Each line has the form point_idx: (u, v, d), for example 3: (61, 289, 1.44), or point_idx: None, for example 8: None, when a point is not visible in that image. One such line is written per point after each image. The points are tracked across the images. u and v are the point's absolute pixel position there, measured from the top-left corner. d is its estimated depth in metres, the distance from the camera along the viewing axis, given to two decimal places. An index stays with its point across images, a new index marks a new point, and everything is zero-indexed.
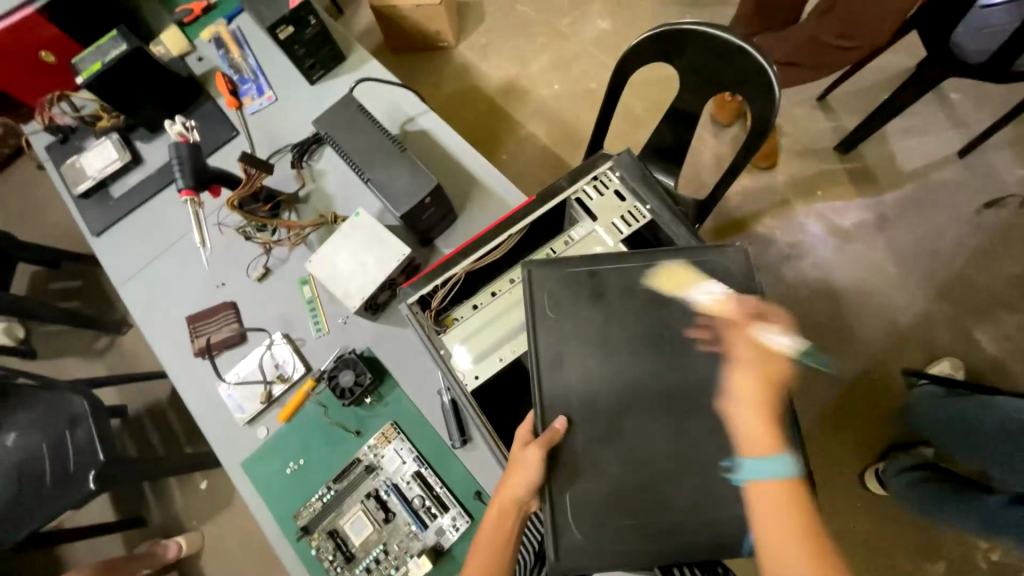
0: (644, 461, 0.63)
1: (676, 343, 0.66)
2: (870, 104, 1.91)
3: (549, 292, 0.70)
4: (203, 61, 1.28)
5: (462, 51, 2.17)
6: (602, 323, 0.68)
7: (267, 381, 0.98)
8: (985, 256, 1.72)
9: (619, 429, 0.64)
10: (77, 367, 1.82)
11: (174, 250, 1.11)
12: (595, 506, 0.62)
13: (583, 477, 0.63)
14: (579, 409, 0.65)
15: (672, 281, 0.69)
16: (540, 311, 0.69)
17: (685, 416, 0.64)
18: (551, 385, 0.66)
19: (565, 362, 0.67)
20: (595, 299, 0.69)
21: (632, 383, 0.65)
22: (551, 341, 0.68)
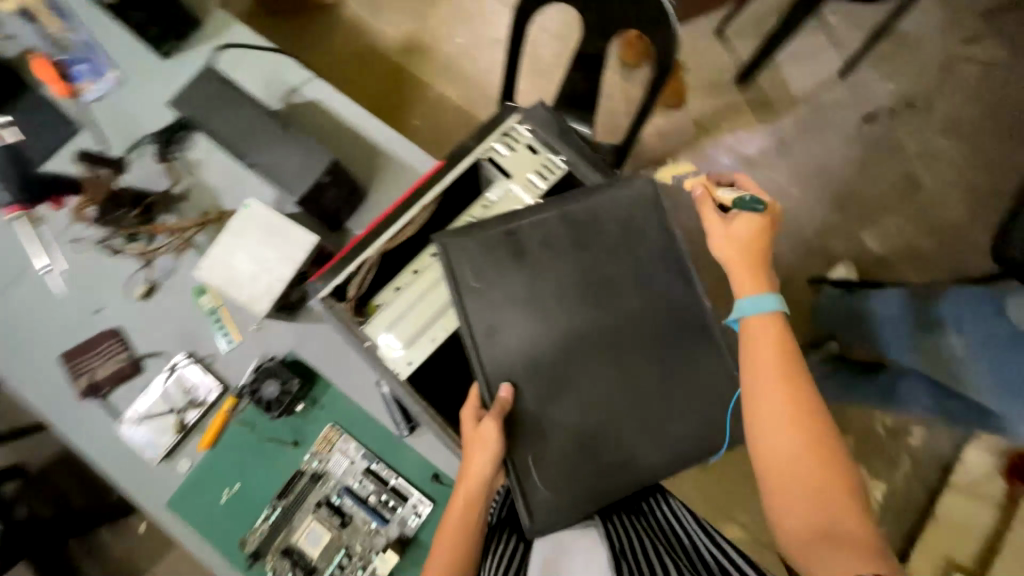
0: (595, 410, 0.64)
1: (604, 287, 0.65)
2: (762, 33, 1.98)
3: (468, 262, 0.66)
4: (12, 41, 1.03)
5: (349, 7, 1.95)
6: (528, 283, 0.65)
7: (178, 409, 0.87)
8: (867, 167, 1.90)
9: (563, 386, 0.64)
10: None
11: (24, 280, 0.92)
12: (554, 465, 0.63)
13: (541, 436, 0.63)
14: (523, 374, 0.64)
15: (589, 224, 0.67)
16: (460, 285, 0.65)
17: (624, 361, 0.65)
18: (491, 356, 0.64)
19: (498, 331, 0.64)
20: (514, 258, 0.66)
21: (569, 337, 0.64)
22: (479, 313, 0.65)
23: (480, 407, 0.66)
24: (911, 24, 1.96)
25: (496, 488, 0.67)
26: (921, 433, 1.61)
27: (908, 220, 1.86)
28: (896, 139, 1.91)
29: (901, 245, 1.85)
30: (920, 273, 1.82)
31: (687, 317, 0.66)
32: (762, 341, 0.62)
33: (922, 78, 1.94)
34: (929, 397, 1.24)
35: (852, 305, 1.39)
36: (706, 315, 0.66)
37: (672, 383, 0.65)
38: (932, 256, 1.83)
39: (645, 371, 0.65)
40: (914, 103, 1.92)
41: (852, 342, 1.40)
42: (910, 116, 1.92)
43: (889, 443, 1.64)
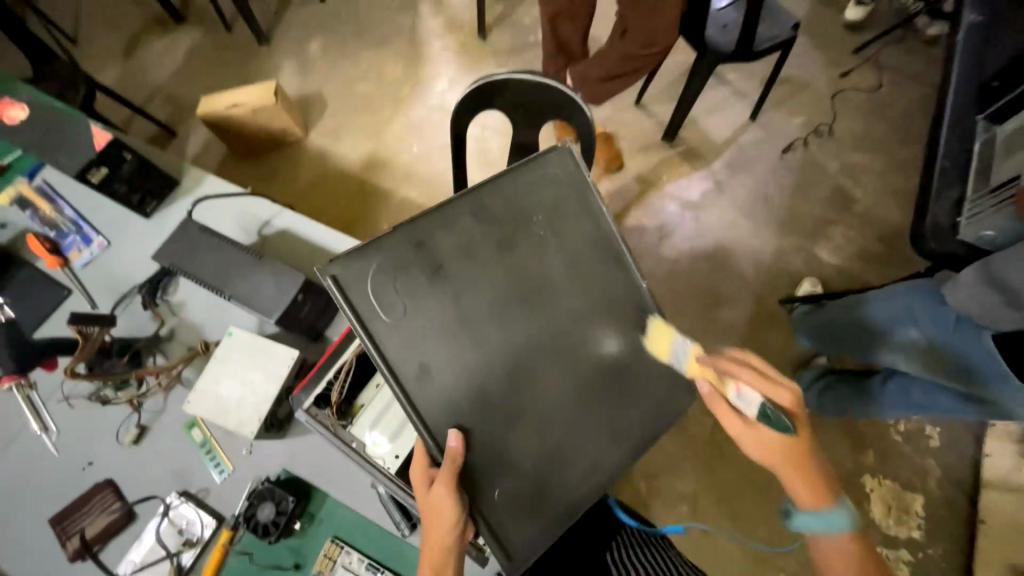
0: (544, 411, 0.72)
1: (538, 290, 0.74)
2: (675, 97, 2.27)
3: (374, 292, 0.67)
4: (8, 227, 1.14)
5: (313, 140, 2.19)
6: (450, 303, 0.70)
7: (173, 554, 0.85)
8: (799, 190, 2.09)
9: (505, 403, 0.71)
10: None
11: (15, 447, 0.93)
12: (516, 497, 0.71)
13: (500, 475, 0.70)
14: (466, 400, 0.69)
15: (498, 225, 0.74)
16: (373, 322, 0.67)
17: (559, 356, 0.74)
18: (428, 397, 0.68)
19: (428, 364, 0.68)
20: (432, 279, 0.70)
21: (500, 350, 0.71)
22: (402, 347, 0.68)
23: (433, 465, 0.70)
24: (797, 69, 2.29)
25: (468, 541, 0.71)
26: (935, 432, 1.60)
27: (850, 229, 2.01)
28: (815, 161, 2.13)
29: (852, 251, 1.98)
30: (877, 273, 1.94)
31: (618, 299, 0.78)
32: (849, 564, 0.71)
33: (820, 108, 2.21)
34: (913, 392, 1.29)
35: (836, 311, 1.41)
36: (643, 295, 0.79)
37: (613, 367, 0.76)
38: (883, 256, 1.96)
39: (586, 363, 0.75)
40: (821, 130, 2.18)
41: (833, 350, 1.48)
42: (821, 141, 2.16)
43: (906, 447, 1.61)
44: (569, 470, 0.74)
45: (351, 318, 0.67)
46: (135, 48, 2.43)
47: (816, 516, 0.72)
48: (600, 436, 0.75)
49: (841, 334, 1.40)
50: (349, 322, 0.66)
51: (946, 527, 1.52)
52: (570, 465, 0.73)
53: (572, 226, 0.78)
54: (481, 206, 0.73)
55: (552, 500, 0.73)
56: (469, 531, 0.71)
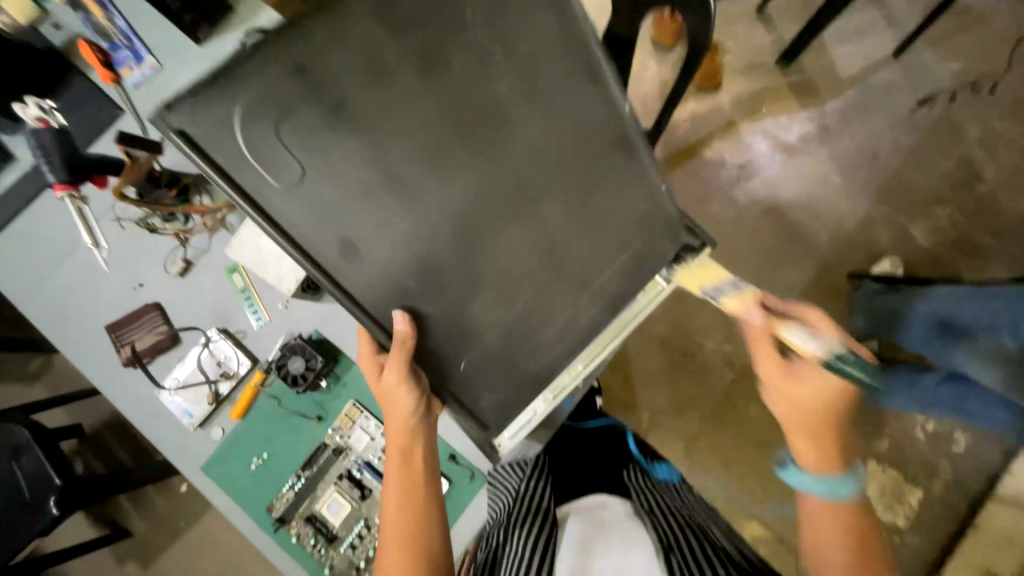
0: (501, 274, 0.63)
1: (492, 116, 0.58)
2: (807, 10, 1.86)
3: (244, 140, 0.50)
4: (62, 29, 1.07)
5: None
6: (366, 155, 0.54)
7: (211, 381, 0.92)
8: (921, 154, 1.77)
9: (452, 271, 0.61)
10: (17, 396, 1.77)
11: (73, 256, 0.97)
12: (486, 368, 0.65)
13: (473, 345, 0.64)
14: (410, 275, 0.59)
15: (494, 66, 0.57)
16: (263, 191, 0.52)
17: (529, 215, 0.62)
18: (357, 278, 0.58)
19: (349, 233, 0.56)
20: (330, 116, 0.52)
21: (439, 208, 0.58)
22: (296, 219, 0.54)
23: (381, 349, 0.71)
24: None
25: (433, 412, 0.71)
26: (963, 440, 1.53)
27: (962, 211, 1.73)
28: (954, 122, 1.77)
29: (953, 238, 1.73)
30: (973, 268, 1.70)
31: (612, 163, 0.64)
32: (824, 516, 0.74)
33: (988, 56, 1.77)
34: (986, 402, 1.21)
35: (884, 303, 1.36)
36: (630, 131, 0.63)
37: (597, 231, 0.66)
38: (987, 250, 1.70)
39: (562, 231, 0.64)
40: (977, 85, 1.77)
41: (873, 329, 1.42)
42: (971, 97, 1.77)
43: (925, 449, 1.55)
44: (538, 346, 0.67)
45: (231, 193, 0.51)
46: None
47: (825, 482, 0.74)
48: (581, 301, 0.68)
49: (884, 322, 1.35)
50: (225, 192, 0.51)
51: (936, 528, 1.52)
52: (540, 331, 0.67)
53: (596, 79, 0.60)
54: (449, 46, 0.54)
55: (526, 367, 0.68)
56: (435, 404, 0.71)
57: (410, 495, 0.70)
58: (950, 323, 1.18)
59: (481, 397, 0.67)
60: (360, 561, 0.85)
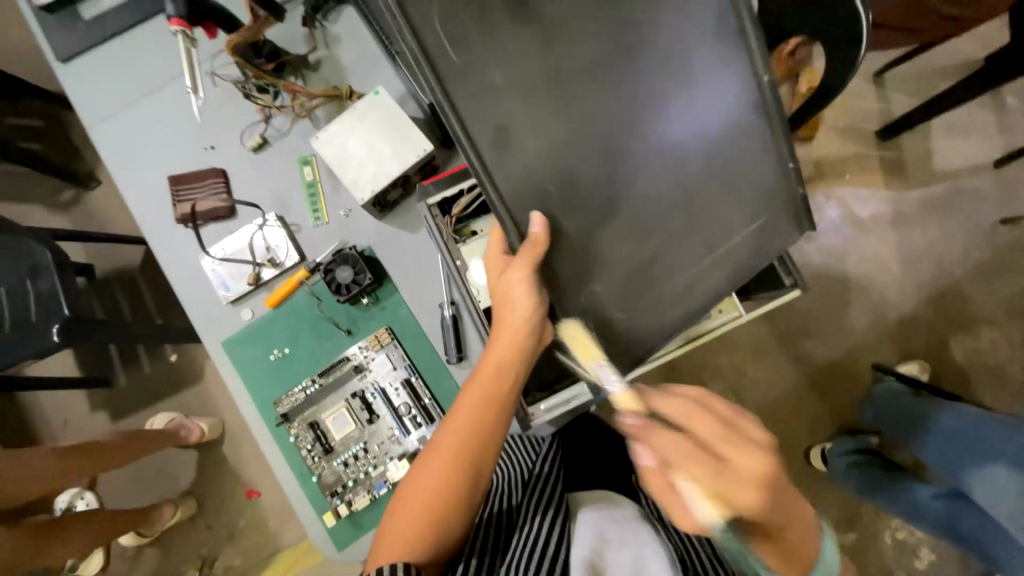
0: (636, 204, 0.61)
1: (663, 43, 0.57)
2: (925, 92, 1.78)
3: (443, 21, 0.54)
4: None
5: None
6: (541, 52, 0.56)
7: (257, 263, 0.91)
8: (986, 271, 1.72)
9: (592, 188, 0.59)
10: (39, 217, 1.77)
11: (155, 98, 0.95)
12: (598, 309, 0.64)
13: (591, 282, 0.63)
14: (549, 179, 0.59)
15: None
16: (444, 67, 0.54)
17: (674, 155, 0.59)
18: (500, 166, 0.58)
19: (505, 123, 0.57)
20: (518, 14, 0.55)
21: (594, 122, 0.58)
22: (461, 93, 0.55)
23: (508, 253, 0.68)
24: None
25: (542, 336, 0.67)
26: (928, 556, 1.53)
27: (1007, 340, 1.69)
28: None
29: (987, 363, 1.69)
30: (997, 399, 1.67)
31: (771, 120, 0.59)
32: None
33: None
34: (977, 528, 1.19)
35: (908, 407, 1.34)
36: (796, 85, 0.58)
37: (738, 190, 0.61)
38: (1018, 386, 1.67)
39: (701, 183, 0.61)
40: None
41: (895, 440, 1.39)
42: None
43: (888, 551, 1.55)
44: (655, 295, 0.65)
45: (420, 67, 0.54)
46: None
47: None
48: (706, 264, 0.64)
49: (906, 425, 1.32)
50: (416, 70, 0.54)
51: None
52: (660, 282, 0.64)
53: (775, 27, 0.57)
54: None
55: (639, 317, 0.66)
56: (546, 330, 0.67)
57: (486, 410, 0.65)
58: (975, 444, 1.16)
59: (601, 316, 0.65)
60: (348, 481, 0.86)
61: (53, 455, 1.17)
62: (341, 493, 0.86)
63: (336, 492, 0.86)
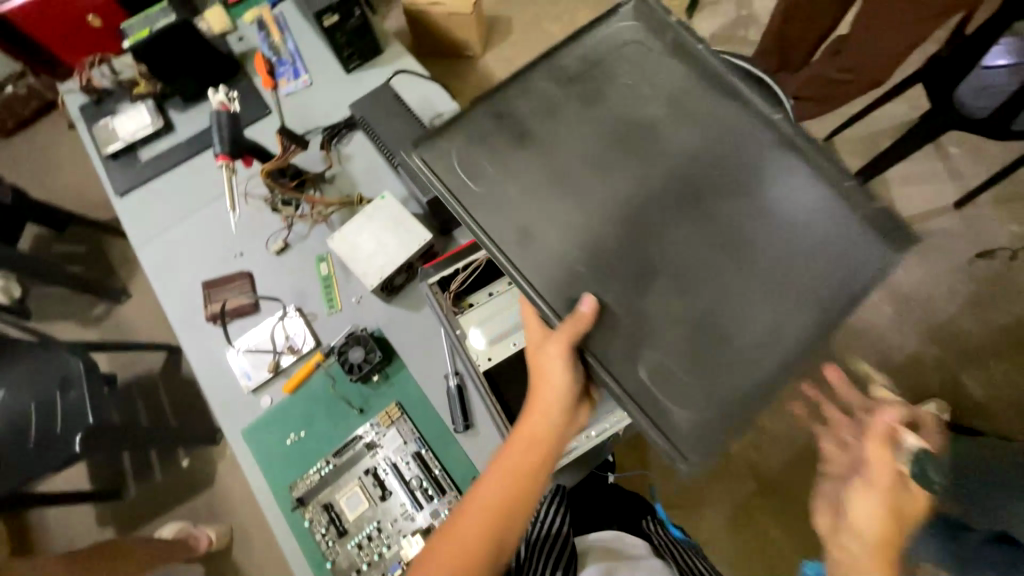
0: (682, 263, 0.64)
1: (643, 133, 0.67)
2: (873, 150, 1.99)
3: (459, 163, 0.70)
4: (243, 42, 1.27)
5: (489, 60, 2.15)
6: (546, 163, 0.69)
7: (277, 352, 0.99)
8: (977, 305, 1.77)
9: (621, 262, 0.66)
10: (72, 333, 1.90)
11: (195, 218, 1.11)
12: (660, 385, 0.63)
13: (647, 352, 0.64)
14: (577, 260, 0.66)
15: (635, 96, 0.68)
16: (465, 196, 0.70)
17: (705, 214, 0.65)
18: (527, 259, 0.67)
19: (525, 225, 0.68)
20: (517, 144, 0.69)
21: (606, 206, 0.66)
22: (484, 213, 0.69)
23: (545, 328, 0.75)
24: None
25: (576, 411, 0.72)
26: None
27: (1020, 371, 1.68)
28: (1014, 281, 1.78)
29: (1007, 396, 1.66)
30: None
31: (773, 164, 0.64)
32: None
33: None
34: None
35: None
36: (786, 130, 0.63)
37: (785, 228, 0.63)
38: None
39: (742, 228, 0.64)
40: None
41: None
42: None
43: None
44: (733, 348, 0.63)
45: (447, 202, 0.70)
46: None
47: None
48: (782, 310, 0.62)
49: None
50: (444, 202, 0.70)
51: None
52: (734, 336, 0.63)
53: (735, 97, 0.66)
54: (599, 91, 0.69)
55: (717, 390, 0.62)
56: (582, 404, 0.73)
57: (516, 485, 0.67)
58: None
59: (676, 382, 0.63)
60: (362, 564, 0.85)
61: (57, 561, 1.15)
62: None
63: None
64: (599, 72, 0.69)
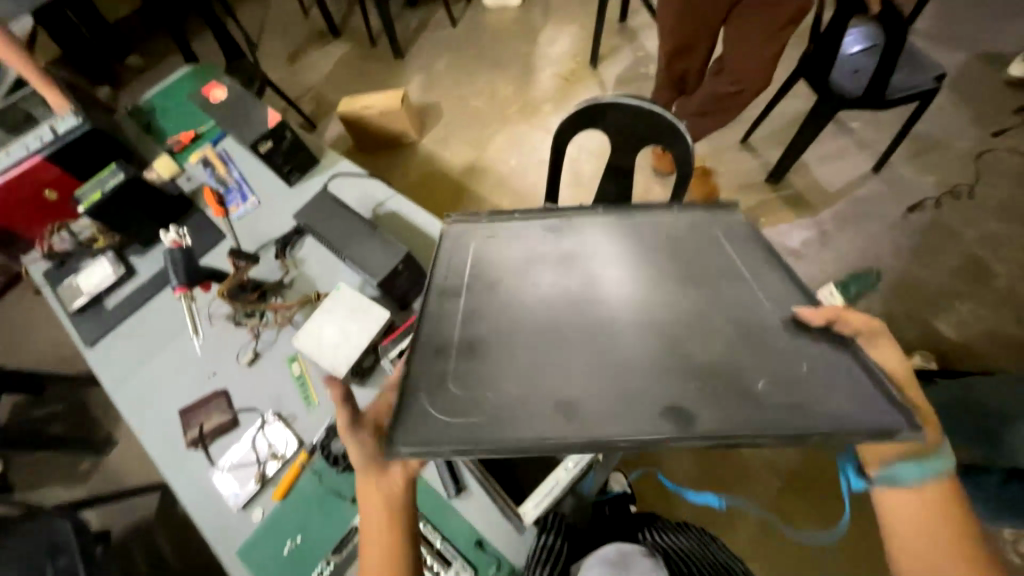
0: (723, 349, 0.51)
1: (562, 275, 0.61)
2: (786, 141, 2.18)
3: (440, 410, 0.47)
4: (192, 180, 1.39)
5: (426, 143, 2.35)
6: (509, 339, 0.54)
7: (261, 462, 1.00)
8: (924, 254, 1.87)
9: (684, 364, 0.50)
10: (58, 496, 1.83)
11: (165, 349, 1.15)
12: (847, 408, 0.44)
13: (807, 403, 0.45)
14: (647, 391, 0.47)
15: (522, 259, 0.64)
16: (478, 430, 0.45)
17: (704, 316, 0.55)
18: (606, 422, 0.45)
19: (564, 400, 0.47)
20: (472, 352, 0.53)
21: (612, 341, 0.53)
22: (496, 425, 0.45)
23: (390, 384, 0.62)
24: (933, 127, 2.08)
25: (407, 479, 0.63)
26: None
27: (983, 305, 1.76)
28: (947, 225, 1.91)
29: (981, 331, 1.72)
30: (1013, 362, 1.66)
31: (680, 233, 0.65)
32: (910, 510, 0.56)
33: (959, 169, 1.99)
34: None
35: None
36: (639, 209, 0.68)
37: (752, 276, 0.58)
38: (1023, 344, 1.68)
39: (745, 302, 0.55)
40: (957, 192, 1.95)
41: None
42: (954, 203, 1.94)
43: None
44: (841, 371, 0.48)
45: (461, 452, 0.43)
46: (300, 54, 2.70)
47: (914, 460, 0.55)
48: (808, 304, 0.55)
49: None
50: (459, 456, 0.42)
51: None
52: (832, 364, 0.49)
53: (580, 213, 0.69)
54: (489, 273, 0.62)
55: (861, 376, 0.48)
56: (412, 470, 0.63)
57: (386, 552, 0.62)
58: None
59: (823, 409, 0.44)
60: None
61: None
62: None
63: None
64: (480, 271, 0.63)
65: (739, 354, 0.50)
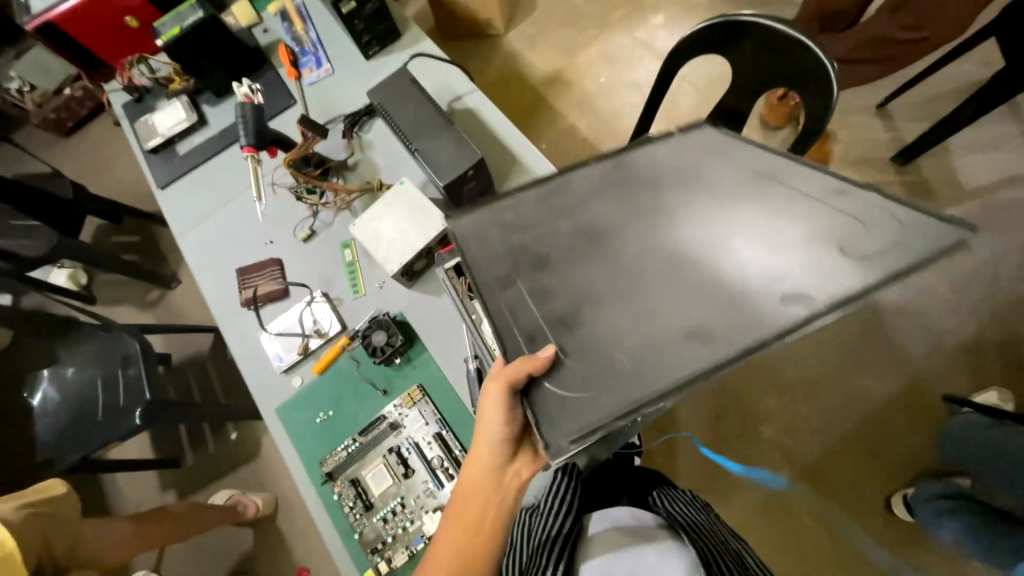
0: (798, 234, 0.51)
1: (590, 219, 0.56)
2: (934, 115, 1.80)
3: (566, 390, 0.49)
4: (268, 33, 1.30)
5: (512, 38, 2.10)
6: (585, 295, 0.53)
7: (306, 335, 1.04)
8: None
9: (780, 257, 0.51)
10: (130, 316, 2.06)
11: (229, 207, 1.17)
12: (912, 250, 0.47)
13: (879, 255, 0.48)
14: (751, 286, 0.50)
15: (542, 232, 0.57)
16: (622, 382, 0.48)
17: (772, 220, 0.52)
18: (733, 329, 0.48)
19: (684, 325, 0.50)
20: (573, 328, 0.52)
21: (694, 258, 0.52)
22: (637, 380, 0.48)
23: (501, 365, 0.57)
24: None
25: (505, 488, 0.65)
26: None
27: None
28: None
29: None
30: None
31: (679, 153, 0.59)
32: None
33: None
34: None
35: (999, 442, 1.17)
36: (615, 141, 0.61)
37: (768, 174, 0.54)
38: None
39: (792, 200, 0.52)
40: None
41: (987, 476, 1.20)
42: None
43: None
44: (872, 215, 0.50)
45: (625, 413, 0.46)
46: None
47: None
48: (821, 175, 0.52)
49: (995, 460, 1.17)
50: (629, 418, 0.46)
51: None
52: (864, 219, 0.50)
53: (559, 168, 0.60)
54: (513, 253, 0.56)
55: (898, 217, 0.48)
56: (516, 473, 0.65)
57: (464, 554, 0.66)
58: None
59: (898, 248, 0.47)
60: (387, 537, 0.89)
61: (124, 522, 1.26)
62: (381, 549, 0.89)
63: (376, 549, 0.89)
64: (512, 252, 0.56)
65: (812, 229, 0.51)
